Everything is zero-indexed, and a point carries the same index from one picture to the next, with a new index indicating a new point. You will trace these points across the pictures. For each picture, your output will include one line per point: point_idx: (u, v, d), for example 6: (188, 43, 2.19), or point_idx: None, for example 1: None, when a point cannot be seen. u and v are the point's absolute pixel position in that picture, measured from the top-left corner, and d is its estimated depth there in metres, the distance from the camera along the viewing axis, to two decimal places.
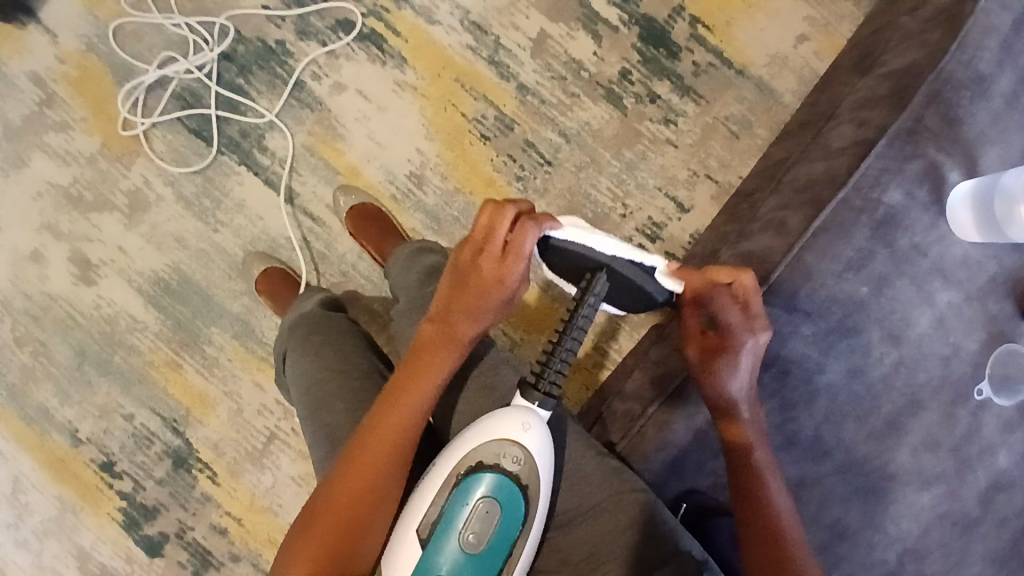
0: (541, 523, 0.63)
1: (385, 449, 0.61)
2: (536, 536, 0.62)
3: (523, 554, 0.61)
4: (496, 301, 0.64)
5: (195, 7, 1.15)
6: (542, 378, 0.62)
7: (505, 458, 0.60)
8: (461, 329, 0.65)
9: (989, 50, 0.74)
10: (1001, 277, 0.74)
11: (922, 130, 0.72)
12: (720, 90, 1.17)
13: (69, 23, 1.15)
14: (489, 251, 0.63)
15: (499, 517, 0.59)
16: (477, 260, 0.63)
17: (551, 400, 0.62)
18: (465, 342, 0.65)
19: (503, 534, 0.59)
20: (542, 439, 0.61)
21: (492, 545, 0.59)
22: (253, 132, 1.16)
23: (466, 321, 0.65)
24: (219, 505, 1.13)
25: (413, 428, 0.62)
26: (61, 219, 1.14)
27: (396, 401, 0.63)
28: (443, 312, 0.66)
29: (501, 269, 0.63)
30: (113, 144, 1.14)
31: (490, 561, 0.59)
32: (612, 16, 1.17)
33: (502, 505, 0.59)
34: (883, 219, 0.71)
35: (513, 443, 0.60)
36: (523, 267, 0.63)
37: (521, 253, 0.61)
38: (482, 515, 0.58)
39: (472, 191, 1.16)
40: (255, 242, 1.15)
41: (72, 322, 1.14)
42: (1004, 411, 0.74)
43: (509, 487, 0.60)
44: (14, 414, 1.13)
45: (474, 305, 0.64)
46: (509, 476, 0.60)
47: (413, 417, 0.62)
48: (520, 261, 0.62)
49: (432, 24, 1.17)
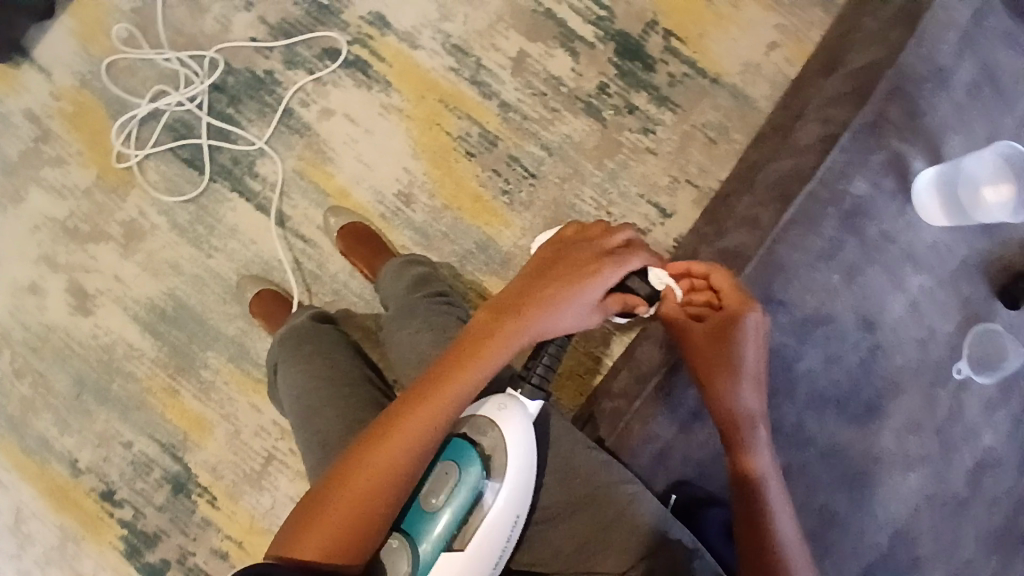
0: (511, 504, 0.62)
1: (397, 451, 0.58)
2: (502, 516, 0.61)
3: (482, 529, 0.60)
4: (576, 305, 0.60)
5: (186, 41, 1.20)
6: (531, 371, 0.65)
7: (478, 432, 0.62)
8: (520, 329, 0.60)
9: (946, 42, 0.77)
10: (973, 260, 0.76)
11: (883, 122, 0.75)
12: (697, 98, 1.20)
13: (63, 62, 1.19)
14: (594, 254, 0.62)
15: (455, 481, 0.60)
16: (577, 259, 0.62)
17: (540, 392, 0.65)
18: (523, 345, 0.61)
19: (460, 500, 0.60)
20: (518, 419, 0.62)
21: (449, 509, 0.60)
22: (244, 159, 1.19)
23: (534, 320, 0.60)
24: (219, 529, 1.13)
25: (434, 432, 0.59)
26: (58, 251, 1.17)
27: (428, 399, 0.59)
28: (512, 306, 0.61)
29: (597, 272, 0.60)
30: (108, 177, 1.18)
31: (445, 527, 0.60)
32: (588, 33, 1.21)
33: (460, 471, 0.60)
34: (851, 209, 0.73)
35: (486, 419, 0.62)
36: (613, 279, 0.60)
37: (625, 264, 0.60)
38: (440, 477, 0.61)
39: (460, 207, 1.19)
40: (249, 265, 1.18)
41: (70, 352, 1.16)
42: (985, 391, 0.75)
43: (472, 456, 0.61)
44: (14, 445, 1.14)
45: (552, 303, 0.60)
46: (478, 448, 0.62)
47: (440, 417, 0.59)
48: (612, 270, 0.60)
49: (415, 48, 1.21)
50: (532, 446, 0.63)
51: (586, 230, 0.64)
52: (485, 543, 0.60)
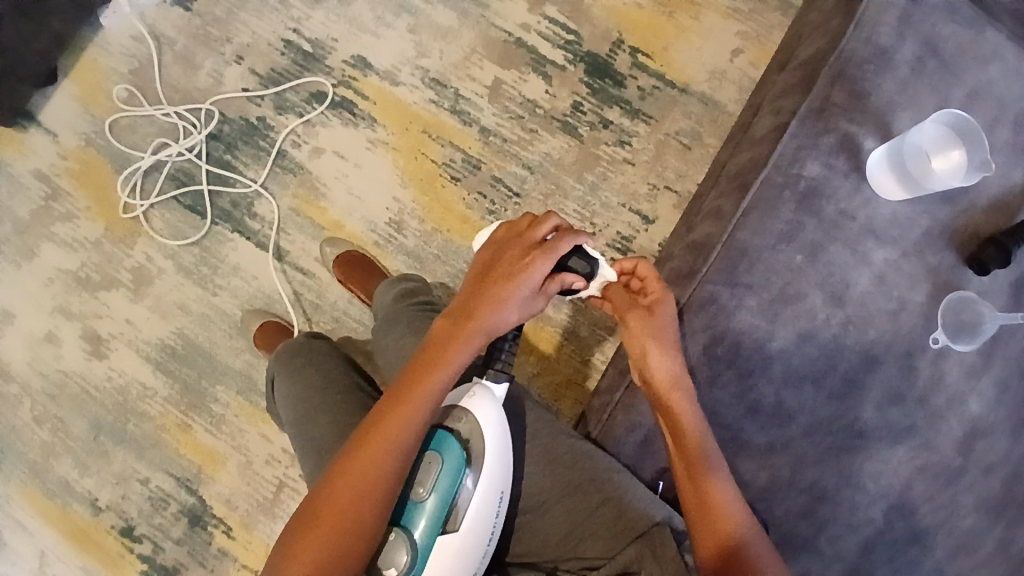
0: (495, 483, 0.67)
1: (386, 447, 0.61)
2: (487, 493, 0.66)
3: (470, 507, 0.65)
4: (521, 294, 0.65)
5: (183, 97, 1.28)
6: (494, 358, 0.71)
7: (454, 420, 0.67)
8: (478, 321, 0.65)
9: (886, 25, 0.80)
10: (935, 230, 0.79)
11: (831, 108, 0.79)
12: (667, 108, 1.26)
13: (71, 125, 1.28)
14: (526, 246, 0.67)
15: (440, 469, 0.64)
16: (513, 253, 0.67)
17: (503, 375, 0.70)
18: (483, 337, 0.66)
19: (448, 485, 0.64)
20: (487, 403, 0.67)
21: (439, 495, 0.63)
22: (242, 201, 1.26)
23: (487, 312, 0.65)
24: (236, 559, 1.16)
25: (419, 425, 0.63)
26: (72, 301, 1.23)
27: (409, 396, 0.63)
28: (465, 305, 0.67)
29: (533, 261, 0.66)
30: (116, 228, 1.25)
31: (438, 512, 0.63)
32: (559, 56, 1.28)
33: (444, 459, 0.64)
34: (807, 191, 0.77)
35: (459, 407, 0.67)
36: (547, 266, 0.66)
37: (554, 250, 0.66)
38: (425, 467, 0.64)
39: (449, 229, 1.24)
40: (252, 301, 1.23)
41: (86, 396, 1.21)
42: (963, 356, 0.77)
43: (452, 443, 0.65)
44: (37, 490, 1.19)
45: (500, 295, 0.65)
46: (456, 434, 0.66)
47: (423, 412, 0.63)
48: (545, 258, 0.66)
49: (396, 84, 1.28)
50: (505, 428, 0.68)
51: (519, 221, 0.70)
52: (476, 522, 0.65)
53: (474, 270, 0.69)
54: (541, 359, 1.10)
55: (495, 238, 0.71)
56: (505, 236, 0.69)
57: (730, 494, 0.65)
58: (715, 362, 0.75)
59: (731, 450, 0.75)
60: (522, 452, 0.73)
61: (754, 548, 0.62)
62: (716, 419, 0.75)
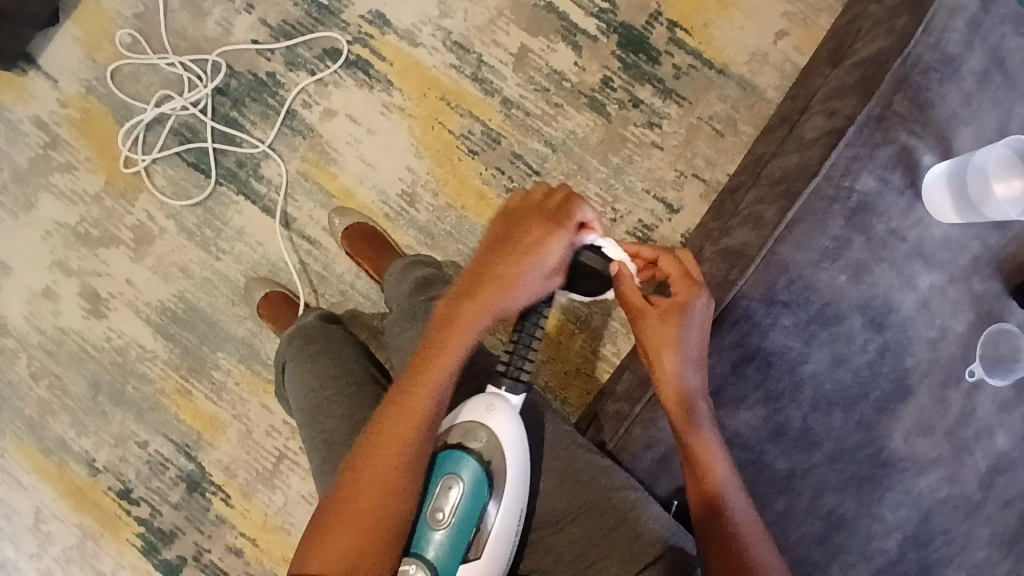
0: (513, 505, 0.65)
1: (402, 433, 0.61)
2: (508, 516, 0.64)
3: (493, 530, 0.63)
4: (536, 267, 0.63)
5: (189, 46, 1.20)
6: (511, 365, 0.66)
7: (472, 439, 0.64)
8: (495, 301, 0.64)
9: (956, 30, 0.74)
10: (984, 256, 0.74)
11: (890, 116, 0.73)
12: (703, 90, 1.18)
13: (69, 69, 1.20)
14: (537, 216, 0.65)
15: (465, 493, 0.62)
16: (524, 225, 0.65)
17: (520, 385, 0.67)
18: (489, 317, 0.64)
19: (472, 507, 0.62)
20: (508, 418, 0.65)
21: (460, 521, 0.61)
22: (249, 161, 1.20)
23: (493, 290, 0.64)
24: (233, 526, 1.16)
25: (434, 411, 0.62)
26: (70, 256, 1.19)
27: (419, 380, 0.63)
28: (473, 283, 0.65)
29: (548, 231, 0.64)
30: (116, 183, 1.19)
31: (461, 537, 0.62)
32: (591, 26, 1.19)
33: (467, 480, 0.62)
34: (857, 207, 0.72)
35: (479, 425, 0.64)
36: (563, 237, 0.64)
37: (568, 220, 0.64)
38: (449, 491, 0.62)
39: (464, 206, 1.18)
40: (257, 268, 1.19)
41: (84, 355, 1.18)
42: (998, 391, 0.74)
43: (469, 460, 0.63)
44: (34, 446, 1.17)
45: (508, 272, 0.63)
46: (475, 454, 0.63)
47: (435, 398, 0.62)
48: (559, 230, 0.64)
49: (415, 46, 1.20)
50: (523, 441, 0.67)
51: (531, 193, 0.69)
52: (497, 547, 0.63)
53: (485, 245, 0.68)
54: (552, 346, 1.06)
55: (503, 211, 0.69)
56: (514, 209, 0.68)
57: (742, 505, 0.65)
58: (743, 382, 0.73)
59: (752, 474, 0.73)
60: (537, 463, 0.72)
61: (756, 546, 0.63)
62: (739, 441, 0.73)
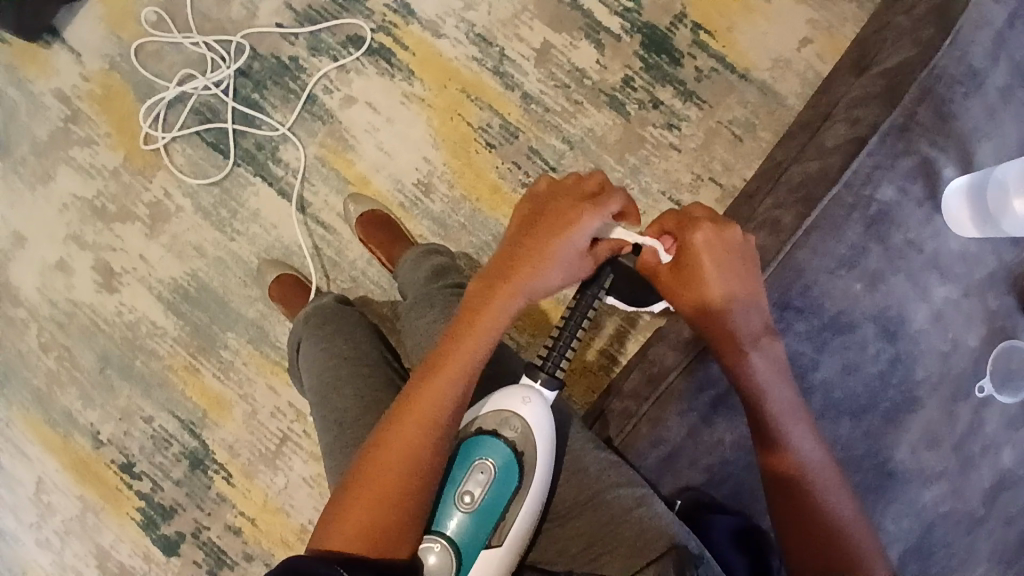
0: (538, 497, 0.66)
1: (424, 416, 0.61)
2: (532, 510, 0.65)
3: (516, 523, 0.64)
4: (563, 252, 0.63)
5: (213, 27, 1.21)
6: (549, 361, 0.68)
7: (506, 427, 0.66)
8: (518, 284, 0.64)
9: (982, 44, 0.74)
10: (1000, 272, 0.74)
11: (914, 127, 0.73)
12: (723, 94, 1.17)
13: (93, 44, 1.21)
14: (570, 201, 0.64)
15: (493, 480, 0.64)
16: (554, 206, 0.64)
17: (555, 381, 0.67)
18: (520, 300, 0.64)
19: (498, 494, 0.64)
20: (541, 411, 0.66)
21: (484, 506, 0.63)
22: (267, 144, 1.20)
23: (527, 274, 0.64)
24: (233, 505, 1.16)
25: (460, 391, 0.62)
26: (86, 230, 1.20)
27: (446, 361, 0.63)
28: (504, 268, 0.65)
29: (577, 215, 0.62)
30: (135, 159, 1.20)
31: (484, 523, 0.63)
32: (614, 24, 1.19)
33: (496, 466, 0.64)
34: (876, 216, 0.72)
35: (515, 415, 0.66)
36: (594, 221, 0.62)
37: (601, 205, 0.62)
38: (478, 475, 0.64)
39: (478, 199, 1.18)
40: (270, 250, 1.19)
41: (95, 328, 1.19)
42: (1006, 408, 0.74)
43: (498, 445, 0.65)
44: (40, 416, 1.18)
45: (540, 255, 0.63)
46: (507, 442, 0.65)
47: (458, 380, 0.62)
48: (591, 216, 0.62)
49: (438, 37, 1.20)
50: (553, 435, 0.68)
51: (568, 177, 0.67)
52: (518, 538, 0.64)
53: (518, 228, 0.66)
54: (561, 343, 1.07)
55: (538, 189, 0.68)
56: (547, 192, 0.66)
57: (812, 448, 0.67)
58: None
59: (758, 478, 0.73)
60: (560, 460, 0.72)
61: (829, 494, 0.66)
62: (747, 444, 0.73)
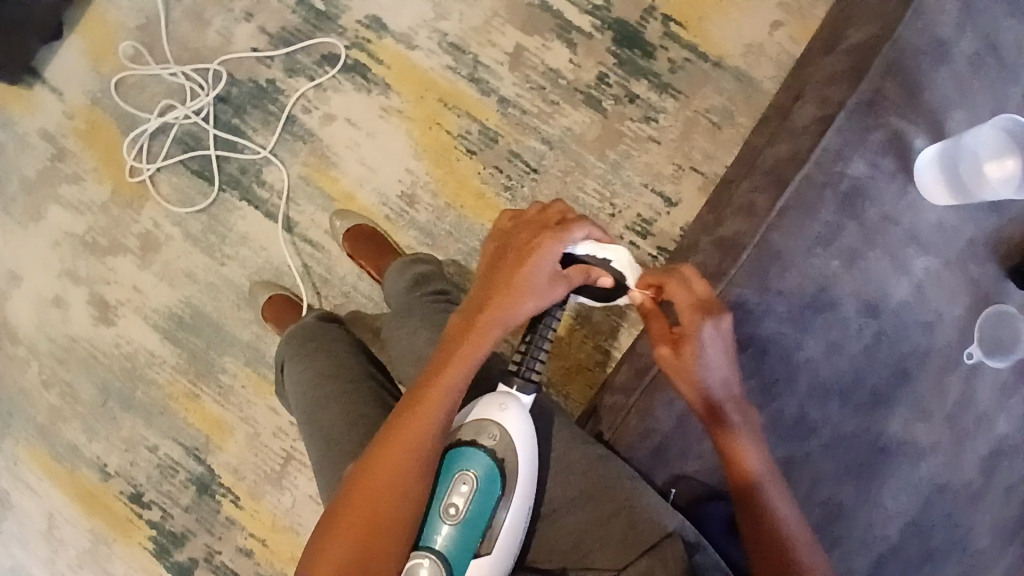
0: (523, 503, 0.66)
1: (409, 445, 0.61)
2: (518, 516, 0.65)
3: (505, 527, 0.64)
4: (533, 280, 0.63)
5: (191, 56, 1.23)
6: (523, 364, 0.68)
7: (484, 436, 0.65)
8: (489, 315, 0.63)
9: (945, 13, 0.74)
10: (980, 239, 0.74)
11: (881, 100, 0.73)
12: (699, 84, 1.18)
13: (74, 81, 1.23)
14: (534, 233, 0.65)
15: (477, 490, 0.63)
16: (520, 239, 0.65)
17: (531, 385, 0.68)
18: (496, 330, 0.64)
19: (482, 503, 0.63)
20: (518, 417, 0.66)
21: (470, 516, 0.63)
22: (251, 167, 1.22)
23: (499, 303, 0.63)
24: (242, 527, 1.17)
25: (441, 420, 0.62)
26: (79, 265, 1.22)
27: (426, 394, 0.63)
28: (476, 301, 0.65)
29: (542, 243, 0.63)
30: (122, 191, 1.22)
31: (472, 532, 0.63)
32: (585, 23, 1.19)
33: (478, 475, 0.64)
34: (849, 192, 0.72)
35: (492, 422, 0.66)
36: (557, 248, 0.63)
37: (564, 233, 0.63)
38: (461, 486, 0.63)
39: (463, 206, 1.19)
40: (261, 272, 1.20)
41: (94, 361, 1.20)
42: (997, 375, 0.73)
43: (478, 454, 0.64)
44: (46, 452, 1.20)
45: (511, 284, 0.63)
46: (486, 450, 0.65)
47: (441, 409, 0.62)
48: (554, 244, 0.63)
49: (412, 49, 1.21)
50: (533, 441, 0.68)
51: (533, 212, 0.69)
52: (506, 544, 0.65)
53: (487, 263, 0.67)
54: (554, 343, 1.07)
55: (505, 224, 0.69)
56: (512, 227, 0.68)
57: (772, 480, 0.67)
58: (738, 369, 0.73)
59: None
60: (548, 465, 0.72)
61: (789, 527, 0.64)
62: None
